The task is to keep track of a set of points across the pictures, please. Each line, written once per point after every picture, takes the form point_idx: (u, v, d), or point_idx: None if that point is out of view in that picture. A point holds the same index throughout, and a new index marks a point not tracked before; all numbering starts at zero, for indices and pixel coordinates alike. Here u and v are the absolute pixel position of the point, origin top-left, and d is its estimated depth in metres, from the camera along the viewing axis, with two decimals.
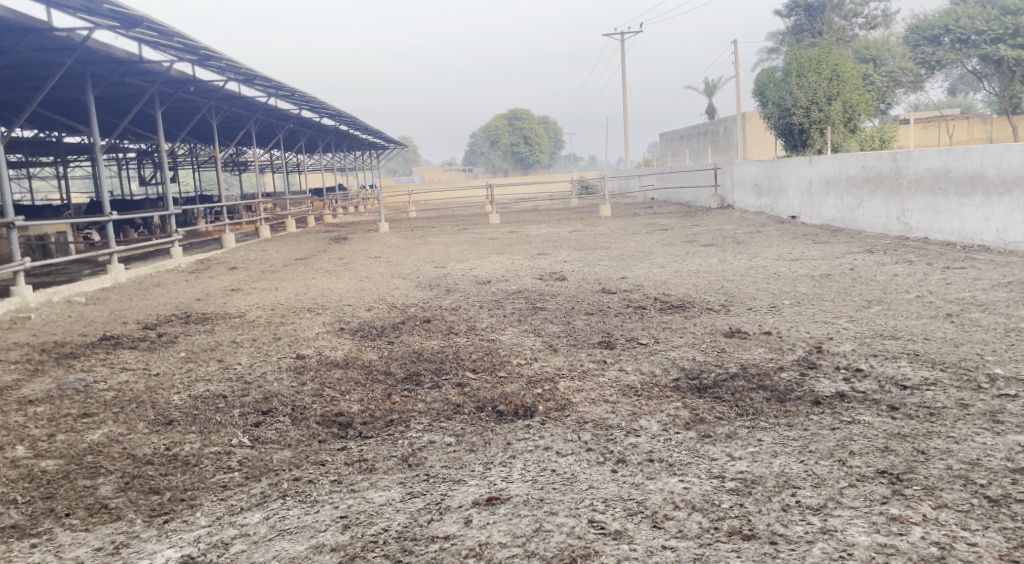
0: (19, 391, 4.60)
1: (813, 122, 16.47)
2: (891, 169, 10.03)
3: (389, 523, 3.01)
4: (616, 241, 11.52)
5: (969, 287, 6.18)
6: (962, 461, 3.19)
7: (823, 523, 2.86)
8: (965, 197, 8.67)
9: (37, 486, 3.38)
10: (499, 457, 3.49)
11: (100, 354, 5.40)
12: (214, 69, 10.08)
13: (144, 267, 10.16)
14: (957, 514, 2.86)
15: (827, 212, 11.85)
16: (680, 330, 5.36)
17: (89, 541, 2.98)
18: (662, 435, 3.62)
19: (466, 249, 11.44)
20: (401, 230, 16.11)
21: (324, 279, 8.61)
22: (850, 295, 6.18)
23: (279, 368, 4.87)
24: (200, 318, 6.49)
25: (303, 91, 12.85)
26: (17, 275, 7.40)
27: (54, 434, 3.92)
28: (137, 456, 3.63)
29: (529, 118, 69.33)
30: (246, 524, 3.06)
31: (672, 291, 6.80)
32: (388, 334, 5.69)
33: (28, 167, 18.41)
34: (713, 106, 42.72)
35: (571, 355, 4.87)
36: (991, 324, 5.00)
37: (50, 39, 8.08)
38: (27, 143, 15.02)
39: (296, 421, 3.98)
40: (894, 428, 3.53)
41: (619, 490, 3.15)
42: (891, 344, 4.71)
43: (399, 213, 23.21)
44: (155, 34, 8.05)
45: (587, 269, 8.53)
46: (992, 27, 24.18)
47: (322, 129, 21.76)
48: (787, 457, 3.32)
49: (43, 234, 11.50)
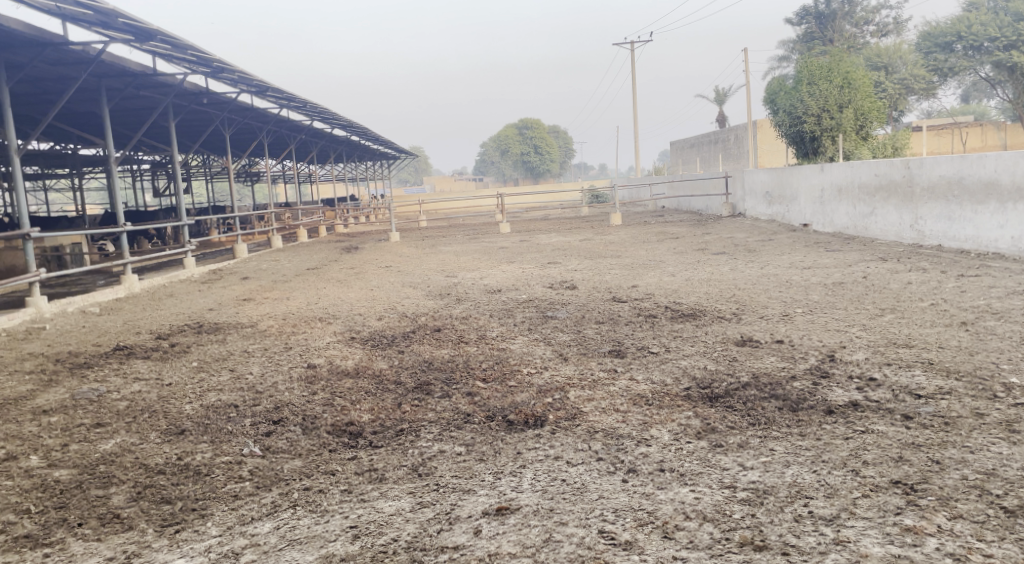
0: (33, 401, 4.62)
1: (825, 130, 16.43)
2: (903, 177, 10.00)
3: (399, 532, 3.01)
4: (627, 249, 11.52)
5: (984, 295, 6.12)
6: (977, 471, 3.16)
7: (837, 533, 2.83)
8: (979, 204, 8.62)
9: (50, 496, 3.40)
10: (509, 466, 3.48)
11: (114, 364, 5.44)
12: (227, 81, 10.18)
13: (157, 277, 10.22)
14: (972, 525, 2.82)
15: (839, 220, 11.80)
16: (692, 339, 5.34)
17: (101, 550, 2.99)
18: (673, 444, 3.60)
19: (477, 258, 11.45)
20: (413, 240, 16.15)
21: (336, 289, 8.65)
22: (862, 303, 6.14)
23: (291, 377, 4.88)
24: (213, 328, 6.53)
25: (316, 102, 12.93)
26: (32, 285, 7.46)
27: (67, 444, 3.94)
28: (149, 466, 3.64)
29: (540, 127, 69.64)
30: (256, 534, 3.06)
31: (683, 299, 6.77)
32: (399, 343, 5.69)
33: (44, 178, 18.58)
34: (723, 114, 42.82)
35: (581, 364, 4.87)
36: (1007, 332, 4.95)
37: (66, 53, 8.18)
38: (44, 155, 15.19)
39: (307, 431, 3.99)
40: (908, 438, 3.49)
41: (629, 501, 3.13)
42: (905, 353, 4.67)
43: (410, 221, 23.27)
44: (169, 47, 8.12)
45: (598, 277, 8.55)
46: (1005, 33, 24.08)
47: (334, 139, 21.88)
48: (799, 466, 3.30)
49: (59, 246, 11.61)
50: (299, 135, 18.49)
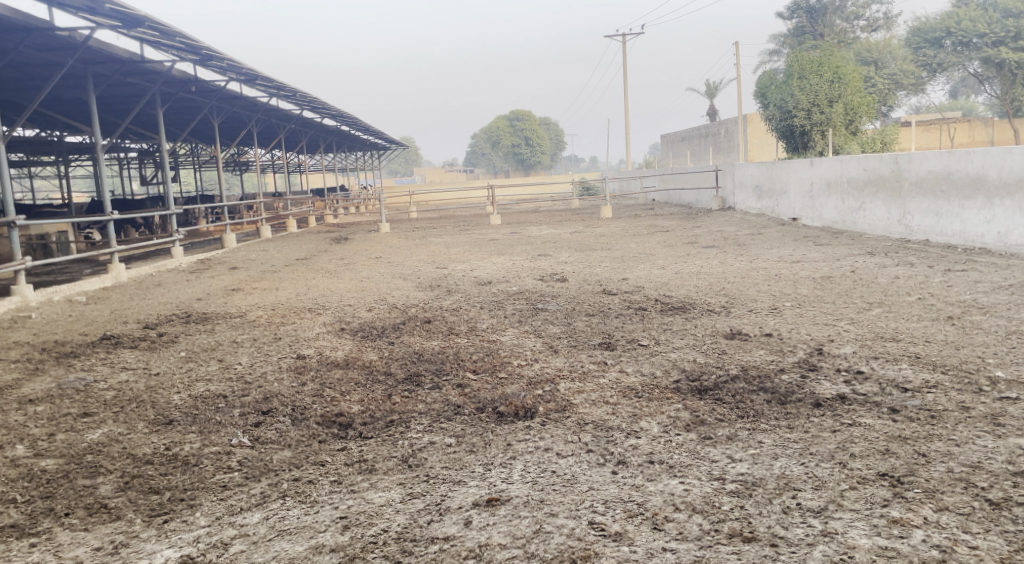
0: (19, 390, 4.59)
1: (814, 125, 16.49)
2: (892, 171, 10.05)
3: (389, 523, 3.01)
4: (617, 242, 11.56)
5: (970, 290, 6.18)
6: (963, 464, 3.19)
7: (824, 525, 2.86)
8: (966, 199, 8.68)
9: (37, 485, 3.38)
10: (499, 458, 3.49)
11: (101, 353, 5.39)
12: (216, 70, 10.12)
13: (145, 267, 10.12)
14: (957, 517, 2.85)
15: (828, 213, 11.86)
16: (682, 331, 5.37)
17: (88, 540, 2.98)
18: (662, 436, 3.62)
19: (467, 250, 11.44)
20: (402, 231, 16.14)
21: (325, 279, 8.62)
22: (850, 297, 6.18)
23: (279, 368, 4.87)
24: (201, 318, 6.49)
25: (306, 91, 12.86)
26: (18, 274, 7.36)
27: (54, 433, 3.92)
28: (137, 456, 3.63)
29: (530, 120, 68.99)
30: (245, 524, 3.06)
31: (673, 292, 6.81)
32: (388, 334, 5.68)
33: (28, 166, 18.36)
34: (714, 108, 43.01)
35: (571, 356, 4.88)
36: (992, 327, 5.01)
37: (52, 39, 8.08)
38: (29, 141, 15.00)
39: (296, 422, 3.98)
40: (894, 431, 3.53)
41: (619, 492, 3.15)
42: (892, 346, 4.71)
43: (400, 213, 23.25)
44: (157, 33, 8.05)
45: (588, 269, 8.57)
46: (994, 29, 24.30)
47: (324, 129, 21.80)
48: (787, 459, 3.32)
49: (45, 234, 11.51)
50: (288, 125, 18.40)
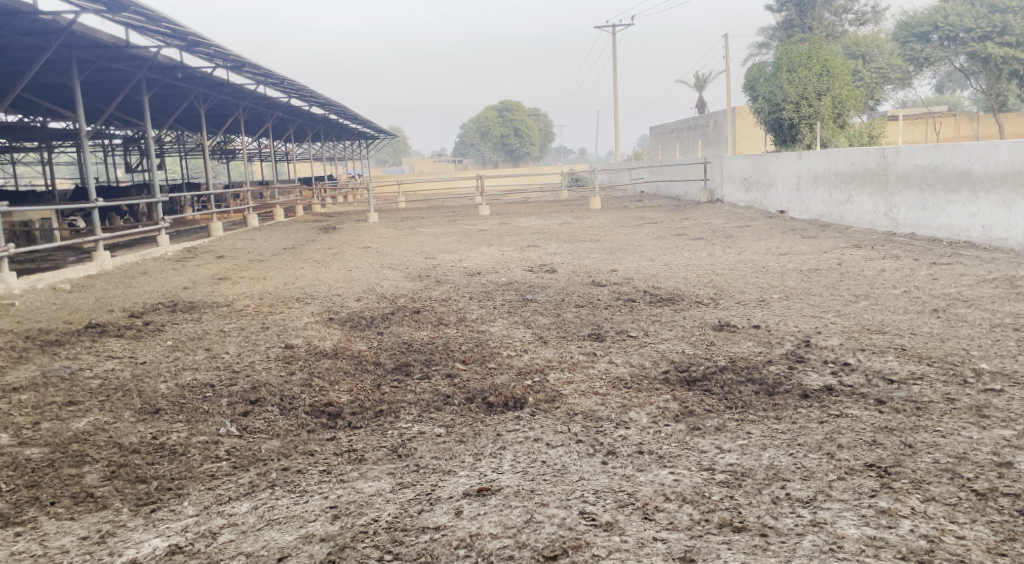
0: (3, 378, 4.55)
1: (803, 118, 16.59)
2: (879, 164, 10.13)
3: (379, 513, 3.02)
4: (606, 233, 11.57)
5: (956, 283, 6.24)
6: (949, 455, 3.23)
7: (813, 515, 2.89)
8: (951, 192, 8.76)
9: (22, 474, 3.36)
10: (489, 448, 3.50)
11: (86, 342, 5.36)
12: (202, 55, 10.02)
13: (129, 255, 10.02)
14: (944, 507, 2.89)
15: (815, 206, 11.93)
16: (670, 323, 5.38)
17: (75, 529, 2.97)
18: (651, 427, 3.65)
19: (455, 240, 11.41)
20: (391, 221, 16.09)
21: (314, 269, 8.56)
22: (838, 289, 6.22)
23: (267, 357, 4.85)
24: (188, 307, 6.44)
25: (293, 79, 12.78)
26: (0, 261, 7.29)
27: (38, 422, 3.89)
28: (123, 445, 3.61)
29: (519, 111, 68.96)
30: (234, 513, 3.05)
31: (661, 284, 6.83)
32: (376, 324, 5.66)
33: (10, 153, 18.13)
34: (703, 100, 43.03)
35: (561, 347, 4.89)
36: (977, 319, 5.06)
37: (35, 23, 7.96)
38: (10, 127, 14.80)
39: (285, 411, 3.97)
40: (882, 422, 3.57)
41: (610, 482, 3.17)
42: (879, 339, 4.75)
43: (388, 204, 23.18)
44: (142, 18, 7.96)
45: (577, 261, 8.57)
46: (980, 24, 24.53)
47: (312, 117, 21.67)
48: (775, 450, 3.35)
49: (28, 221, 11.39)
50: (275, 114, 18.28)
